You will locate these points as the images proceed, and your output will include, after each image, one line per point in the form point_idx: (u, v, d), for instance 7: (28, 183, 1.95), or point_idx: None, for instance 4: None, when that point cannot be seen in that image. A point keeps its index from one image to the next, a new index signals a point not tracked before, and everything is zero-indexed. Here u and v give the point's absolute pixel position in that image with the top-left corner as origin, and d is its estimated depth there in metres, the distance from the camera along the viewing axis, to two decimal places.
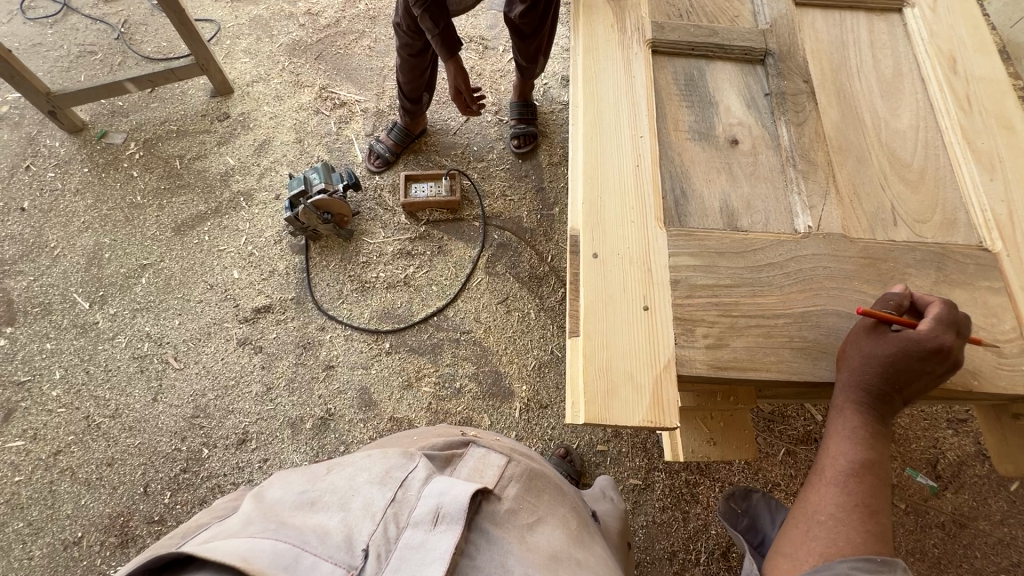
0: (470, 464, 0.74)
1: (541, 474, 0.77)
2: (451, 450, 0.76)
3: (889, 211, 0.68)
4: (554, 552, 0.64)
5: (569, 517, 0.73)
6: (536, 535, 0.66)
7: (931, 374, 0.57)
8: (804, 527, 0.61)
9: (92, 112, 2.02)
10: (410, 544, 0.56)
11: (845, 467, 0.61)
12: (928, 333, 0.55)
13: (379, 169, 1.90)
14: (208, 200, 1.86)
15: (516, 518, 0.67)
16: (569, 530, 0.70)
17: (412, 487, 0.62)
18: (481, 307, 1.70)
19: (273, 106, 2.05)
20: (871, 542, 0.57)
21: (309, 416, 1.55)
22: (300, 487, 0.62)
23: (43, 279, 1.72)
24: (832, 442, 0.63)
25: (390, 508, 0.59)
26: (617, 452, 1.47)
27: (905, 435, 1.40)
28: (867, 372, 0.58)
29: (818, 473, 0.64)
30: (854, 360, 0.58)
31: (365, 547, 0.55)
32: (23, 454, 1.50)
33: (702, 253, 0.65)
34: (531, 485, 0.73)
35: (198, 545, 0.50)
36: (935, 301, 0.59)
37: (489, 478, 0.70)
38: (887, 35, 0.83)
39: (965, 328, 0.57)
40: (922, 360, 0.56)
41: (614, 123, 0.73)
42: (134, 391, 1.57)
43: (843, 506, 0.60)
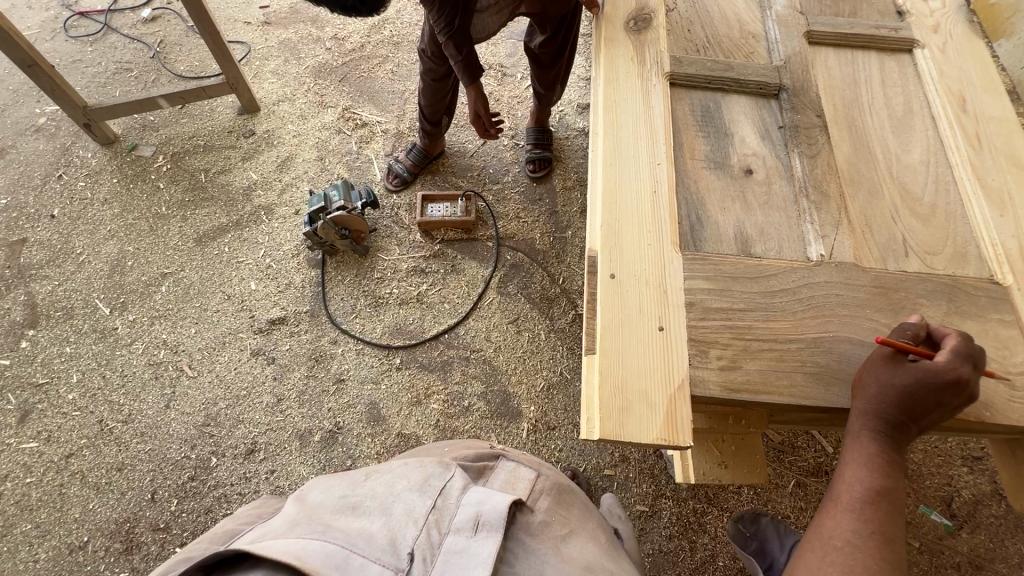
0: (502, 476, 0.75)
1: (569, 489, 0.79)
2: (483, 463, 0.78)
3: (900, 242, 0.70)
4: (587, 563, 0.65)
5: (598, 533, 0.75)
6: (570, 546, 0.67)
7: (947, 405, 0.57)
8: (820, 554, 0.60)
9: (124, 126, 2.10)
10: (454, 549, 0.58)
11: (860, 495, 0.61)
12: (946, 365, 0.56)
13: (396, 188, 1.95)
14: (230, 213, 1.91)
15: (550, 529, 0.68)
16: (600, 545, 0.72)
17: (451, 496, 0.64)
18: (492, 326, 1.71)
19: (297, 125, 2.12)
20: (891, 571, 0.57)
21: (318, 429, 1.56)
22: (342, 492, 0.66)
23: (67, 284, 1.77)
24: (847, 469, 0.63)
25: (432, 514, 0.62)
26: (625, 477, 1.46)
27: (918, 471, 1.38)
28: (884, 401, 0.58)
29: (833, 499, 0.64)
30: (870, 388, 0.59)
31: (410, 551, 0.58)
32: (36, 456, 1.52)
33: (716, 278, 0.66)
34: (561, 499, 0.75)
35: (253, 543, 0.53)
36: (951, 333, 0.60)
37: (522, 490, 0.72)
38: (897, 74, 0.86)
39: (982, 361, 0.58)
40: (939, 391, 0.57)
41: (633, 150, 0.76)
42: (148, 397, 1.59)
43: (861, 533, 0.59)
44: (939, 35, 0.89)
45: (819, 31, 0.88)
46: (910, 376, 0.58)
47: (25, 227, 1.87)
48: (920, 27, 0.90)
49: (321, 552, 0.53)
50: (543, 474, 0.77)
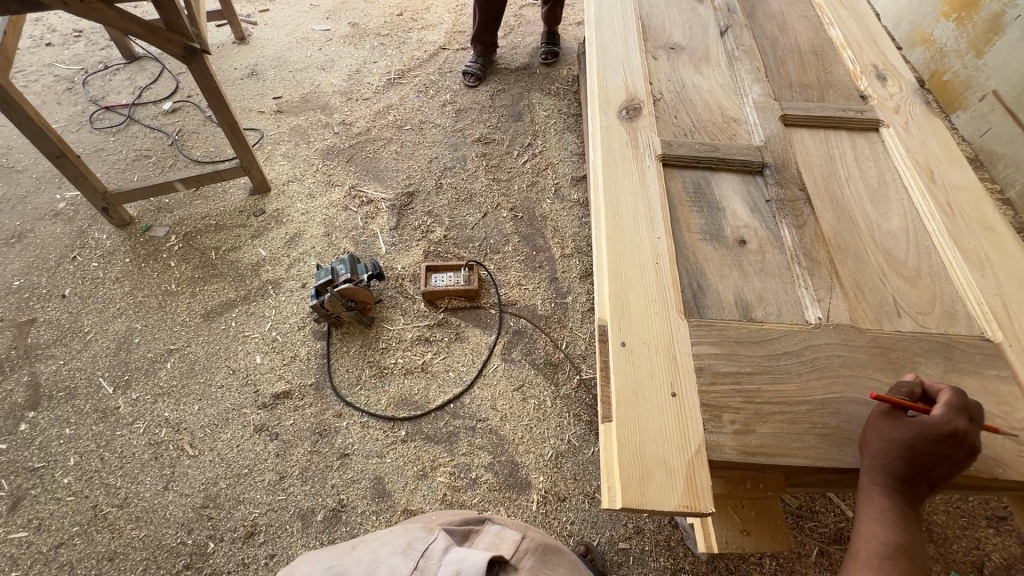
0: (487, 538, 0.74)
1: (556, 548, 0.75)
2: (468, 527, 0.77)
3: (892, 304, 0.73)
4: None
5: None
6: None
7: (952, 457, 0.59)
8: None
9: (140, 208, 2.19)
10: None
11: (881, 555, 0.61)
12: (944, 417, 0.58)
13: (473, 83, 2.64)
14: (238, 288, 1.96)
15: None
16: None
17: (432, 557, 0.65)
18: (498, 393, 1.71)
19: (306, 203, 2.22)
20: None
21: (321, 508, 1.51)
22: (327, 564, 0.67)
23: (72, 363, 1.77)
24: (863, 527, 0.63)
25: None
26: (641, 550, 1.41)
27: (944, 535, 1.34)
28: (891, 456, 0.59)
29: (854, 562, 0.63)
30: (875, 443, 0.60)
31: None
32: (24, 547, 1.45)
33: (722, 343, 0.69)
34: (547, 558, 0.72)
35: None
36: (944, 387, 0.62)
37: (505, 549, 0.70)
38: (868, 150, 0.94)
39: (977, 413, 0.60)
40: (941, 443, 0.58)
41: (634, 225, 0.81)
42: (146, 479, 1.55)
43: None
44: (900, 115, 0.98)
45: (794, 114, 0.97)
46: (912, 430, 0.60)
47: (35, 307, 1.89)
48: (882, 109, 0.99)
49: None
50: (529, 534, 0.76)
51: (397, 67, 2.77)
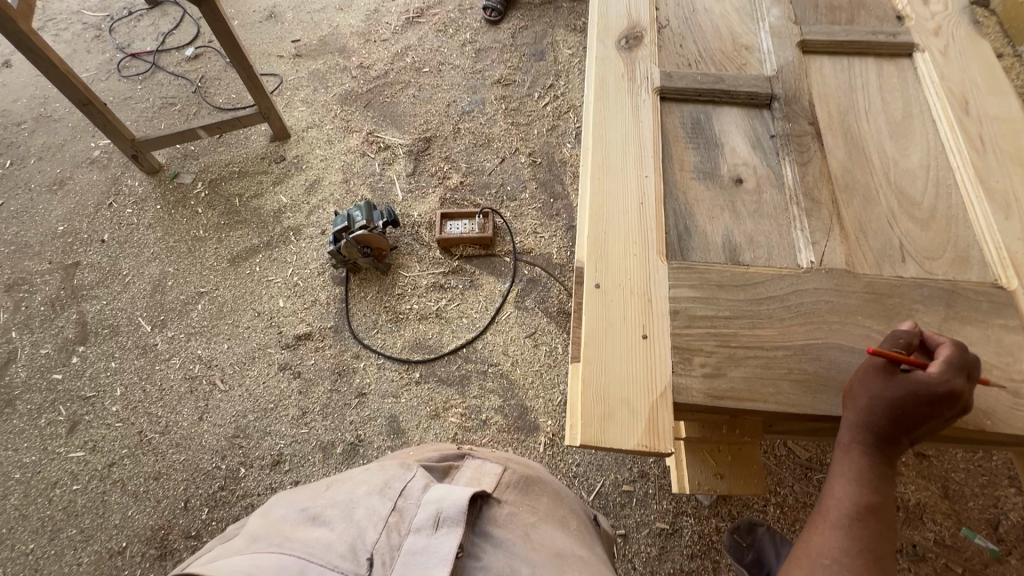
0: (467, 473, 0.71)
1: (537, 479, 0.76)
2: (447, 462, 0.74)
3: (897, 247, 0.69)
4: (558, 551, 0.64)
5: (569, 518, 0.73)
6: (540, 533, 0.65)
7: (941, 418, 0.56)
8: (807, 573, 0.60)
9: (167, 156, 2.25)
10: (414, 550, 0.56)
11: (848, 512, 0.61)
12: (938, 375, 0.55)
13: (497, 20, 2.52)
14: (262, 234, 2.02)
15: (518, 519, 0.66)
16: (570, 530, 0.70)
17: (412, 496, 0.61)
18: (510, 340, 1.74)
19: (324, 150, 2.23)
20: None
21: (340, 441, 1.61)
22: (301, 504, 0.61)
23: (114, 303, 1.89)
24: (834, 482, 0.63)
25: (393, 516, 0.59)
26: (644, 493, 1.45)
27: (960, 492, 1.31)
28: (874, 413, 0.57)
29: (821, 516, 0.64)
30: (861, 398, 0.58)
31: (369, 555, 0.55)
32: (83, 464, 1.61)
33: (702, 286, 0.67)
34: (529, 489, 0.72)
35: (205, 565, 0.49)
36: (945, 341, 0.58)
37: (487, 483, 0.69)
38: (896, 78, 0.85)
39: (977, 372, 0.56)
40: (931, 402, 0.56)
41: (621, 164, 0.77)
42: (183, 410, 1.68)
43: (848, 554, 0.59)
44: (940, 38, 0.87)
45: (814, 40, 0.88)
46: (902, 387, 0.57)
47: (78, 251, 2.01)
48: (920, 31, 0.89)
49: (274, 566, 0.50)
50: (511, 467, 0.74)
51: (416, 5, 2.65)
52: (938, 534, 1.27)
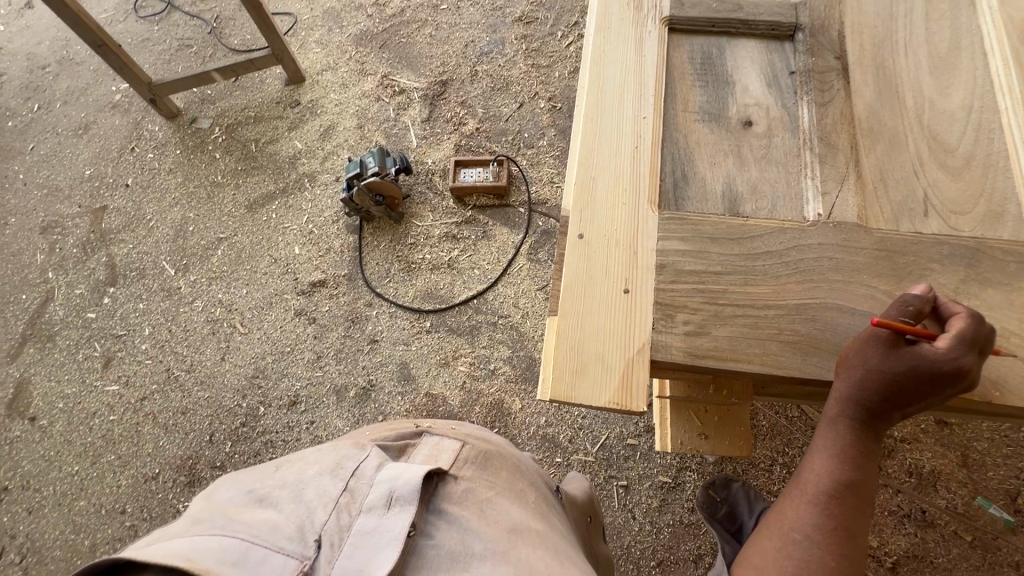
0: (424, 451, 0.70)
1: (497, 453, 0.75)
2: (404, 441, 0.73)
3: (920, 200, 0.63)
4: (513, 526, 0.63)
5: (527, 492, 0.72)
6: (496, 509, 0.65)
7: (939, 395, 0.55)
8: (778, 544, 0.64)
9: (186, 100, 2.25)
10: (364, 530, 0.55)
11: (827, 487, 0.63)
12: (945, 352, 0.52)
13: None
14: (278, 180, 2.02)
15: (473, 494, 0.65)
16: (528, 506, 0.70)
17: (364, 475, 0.61)
18: (521, 292, 1.72)
19: (339, 94, 2.17)
20: (844, 565, 0.60)
21: (353, 385, 1.66)
22: (248, 486, 0.60)
23: (140, 247, 1.96)
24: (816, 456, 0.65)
25: (344, 497, 0.58)
26: (648, 447, 1.46)
27: (979, 461, 1.26)
28: (868, 382, 0.56)
29: (798, 487, 0.66)
30: (858, 375, 0.56)
31: (318, 537, 0.54)
32: (118, 397, 1.73)
33: (693, 239, 0.64)
34: (487, 464, 0.71)
35: (137, 549, 0.47)
36: (960, 311, 0.55)
37: (445, 461, 0.68)
38: (947, 4, 0.75)
39: (988, 345, 0.53)
40: (931, 379, 0.54)
41: (617, 104, 0.72)
42: (206, 350, 1.76)
43: (821, 528, 0.62)
44: None
45: None
46: (903, 362, 0.55)
47: (105, 195, 2.07)
48: None
49: (214, 551, 0.48)
50: (470, 442, 0.74)
51: None
52: (951, 502, 1.24)
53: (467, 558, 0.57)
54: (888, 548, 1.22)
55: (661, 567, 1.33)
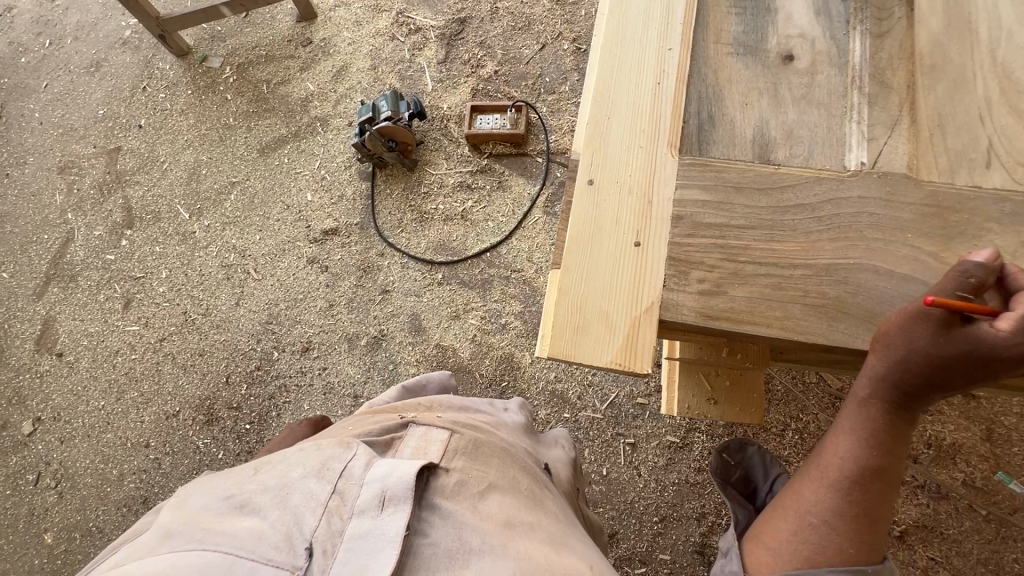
0: (413, 443, 0.67)
1: (488, 441, 0.71)
2: (390, 435, 0.70)
3: (983, 149, 0.56)
4: (507, 519, 0.60)
5: (521, 479, 0.68)
6: (488, 502, 0.61)
7: (987, 379, 0.51)
8: (795, 528, 0.66)
9: (196, 37, 2.17)
10: (357, 534, 0.53)
11: (849, 472, 0.63)
12: (1007, 337, 0.47)
13: None
14: (289, 124, 1.96)
15: (467, 488, 0.62)
16: (522, 495, 0.65)
17: (353, 475, 0.58)
18: (536, 246, 1.67)
19: (352, 32, 2.06)
20: (859, 548, 0.63)
21: (365, 334, 1.66)
22: (226, 492, 0.58)
23: (155, 190, 1.95)
24: (841, 439, 0.63)
25: (333, 499, 0.55)
26: (658, 407, 1.44)
27: (1006, 436, 1.21)
28: (911, 362, 0.52)
29: (819, 470, 0.66)
30: (897, 354, 0.51)
31: (308, 544, 0.52)
32: (138, 337, 1.77)
33: (715, 188, 0.58)
34: (479, 452, 0.68)
35: None
36: None
37: (434, 453, 0.65)
38: None
39: None
40: (983, 364, 0.50)
41: (639, 38, 0.66)
42: (221, 295, 1.78)
43: (839, 513, 0.63)
44: None
45: None
46: (954, 344, 0.50)
47: (118, 136, 2.05)
48: None
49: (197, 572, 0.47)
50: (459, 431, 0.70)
51: None
52: (969, 475, 1.20)
53: (465, 555, 0.54)
54: (898, 518, 1.20)
55: (663, 523, 1.34)
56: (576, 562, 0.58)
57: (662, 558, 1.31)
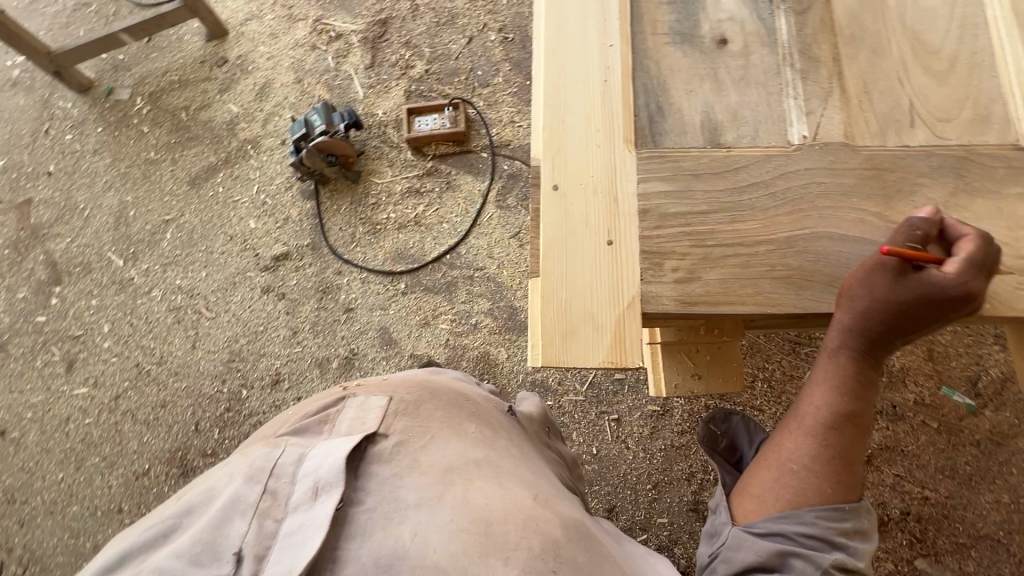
0: (350, 415, 0.67)
1: (428, 395, 0.73)
2: (327, 410, 0.68)
3: (907, 109, 0.62)
4: (448, 467, 0.61)
5: (466, 424, 0.70)
6: (431, 452, 0.63)
7: (942, 320, 0.56)
8: (776, 475, 0.70)
9: (96, 68, 2.01)
10: (290, 531, 0.51)
11: (825, 419, 0.68)
12: (954, 280, 0.53)
13: None
14: (218, 150, 1.86)
15: (405, 446, 0.63)
16: (467, 436, 0.68)
17: (285, 473, 0.56)
18: (494, 242, 1.67)
19: (268, 46, 1.96)
20: (839, 490, 0.67)
21: (335, 356, 1.62)
22: (152, 525, 0.55)
23: (79, 240, 1.81)
24: (815, 390, 0.69)
25: (263, 501, 0.53)
26: (636, 380, 1.49)
27: (945, 353, 1.32)
28: (875, 313, 0.56)
29: (797, 421, 0.71)
30: (860, 305, 0.56)
31: (236, 551, 0.50)
32: (89, 400, 1.66)
33: (676, 178, 0.61)
34: (420, 411, 0.69)
35: None
36: (969, 233, 0.55)
37: (373, 423, 0.65)
38: None
39: (994, 266, 0.54)
40: (935, 307, 0.55)
41: (580, 37, 0.68)
42: (174, 339, 1.68)
43: (818, 458, 0.68)
44: None
45: None
46: (912, 290, 0.55)
47: (27, 187, 1.88)
48: None
49: None
50: (397, 395, 0.71)
51: None
52: (919, 394, 1.31)
53: (401, 512, 0.55)
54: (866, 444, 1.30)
55: (656, 489, 1.39)
56: (519, 493, 0.61)
57: (660, 522, 1.37)
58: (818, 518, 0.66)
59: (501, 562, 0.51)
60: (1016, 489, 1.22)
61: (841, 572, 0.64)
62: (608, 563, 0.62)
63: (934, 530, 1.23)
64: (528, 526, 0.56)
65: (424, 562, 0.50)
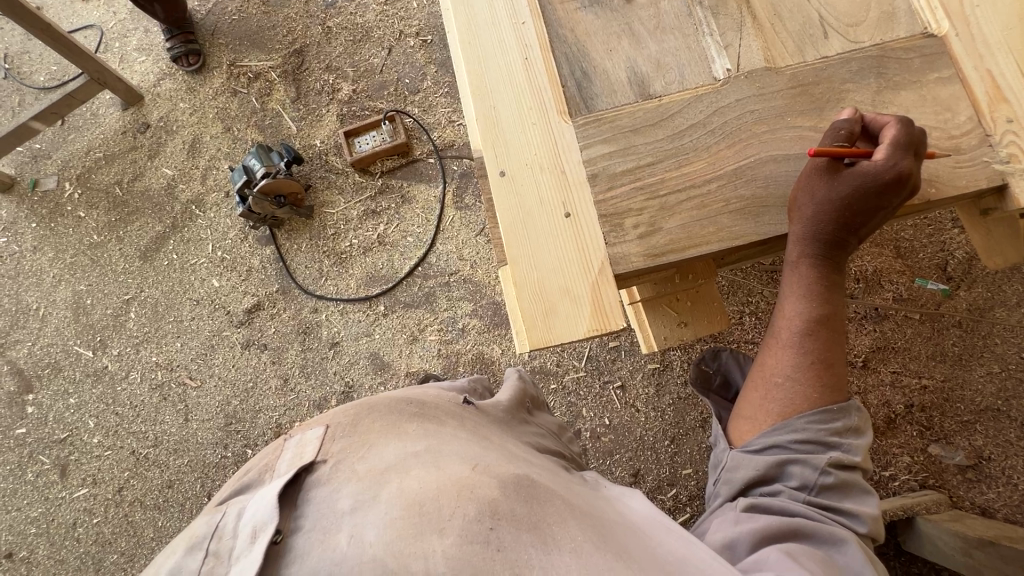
0: (288, 455, 0.63)
1: (371, 406, 0.69)
2: (267, 459, 0.64)
3: (818, 23, 0.64)
4: (387, 466, 0.56)
5: (399, 420, 0.65)
6: (371, 457, 0.58)
7: (885, 207, 0.59)
8: (765, 392, 0.74)
9: (15, 163, 1.92)
10: None
11: (799, 329, 0.71)
12: (884, 166, 0.55)
13: None
14: (162, 218, 1.81)
15: (347, 459, 0.59)
16: (407, 433, 0.62)
17: (226, 529, 0.51)
18: (462, 243, 1.66)
19: (189, 101, 1.91)
20: (825, 393, 0.70)
21: (332, 394, 1.60)
22: None
23: (41, 342, 1.74)
24: (786, 305, 0.72)
25: (207, 563, 0.49)
26: (630, 343, 1.50)
27: (911, 247, 1.37)
28: (823, 216, 0.59)
29: (776, 338, 0.74)
30: (806, 213, 0.58)
31: None
32: (93, 499, 1.60)
33: (616, 136, 0.62)
34: (360, 422, 0.66)
35: None
36: (889, 121, 0.57)
37: (313, 452, 0.61)
38: None
39: (921, 144, 0.56)
40: (874, 195, 0.58)
41: (491, 21, 0.67)
42: (165, 417, 1.64)
43: (801, 367, 0.71)
44: None
45: None
46: (848, 184, 0.58)
47: None
48: None
49: None
50: (335, 421, 0.68)
51: None
52: (897, 292, 1.36)
53: (338, 520, 0.51)
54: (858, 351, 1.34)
55: (675, 442, 1.42)
56: (455, 469, 0.56)
57: (686, 473, 1.39)
58: (806, 422, 0.68)
59: (437, 534, 0.48)
60: (1003, 357, 1.28)
61: (838, 469, 0.66)
62: (561, 508, 0.56)
63: (938, 415, 1.28)
64: (463, 494, 0.52)
65: (361, 561, 0.46)
